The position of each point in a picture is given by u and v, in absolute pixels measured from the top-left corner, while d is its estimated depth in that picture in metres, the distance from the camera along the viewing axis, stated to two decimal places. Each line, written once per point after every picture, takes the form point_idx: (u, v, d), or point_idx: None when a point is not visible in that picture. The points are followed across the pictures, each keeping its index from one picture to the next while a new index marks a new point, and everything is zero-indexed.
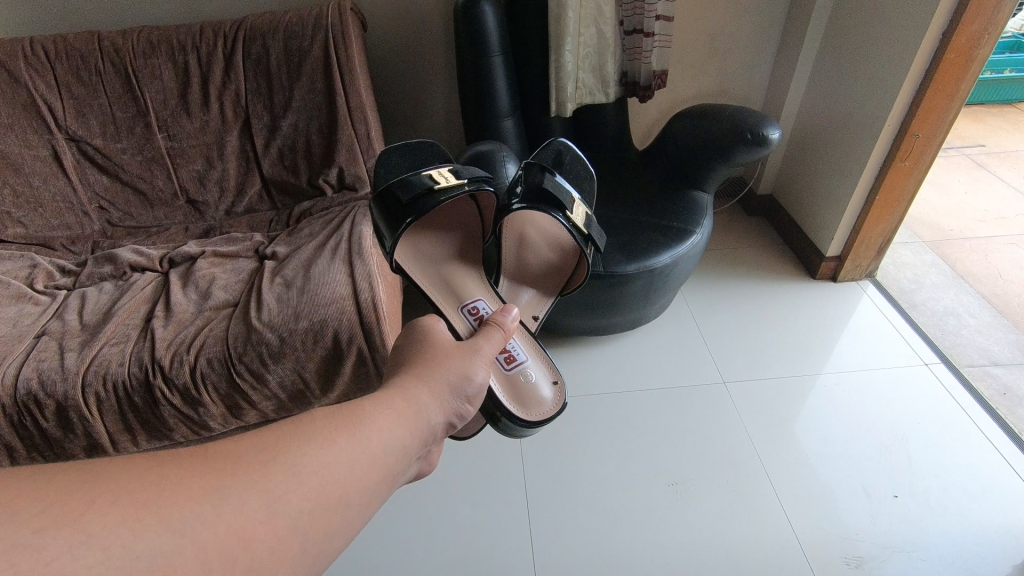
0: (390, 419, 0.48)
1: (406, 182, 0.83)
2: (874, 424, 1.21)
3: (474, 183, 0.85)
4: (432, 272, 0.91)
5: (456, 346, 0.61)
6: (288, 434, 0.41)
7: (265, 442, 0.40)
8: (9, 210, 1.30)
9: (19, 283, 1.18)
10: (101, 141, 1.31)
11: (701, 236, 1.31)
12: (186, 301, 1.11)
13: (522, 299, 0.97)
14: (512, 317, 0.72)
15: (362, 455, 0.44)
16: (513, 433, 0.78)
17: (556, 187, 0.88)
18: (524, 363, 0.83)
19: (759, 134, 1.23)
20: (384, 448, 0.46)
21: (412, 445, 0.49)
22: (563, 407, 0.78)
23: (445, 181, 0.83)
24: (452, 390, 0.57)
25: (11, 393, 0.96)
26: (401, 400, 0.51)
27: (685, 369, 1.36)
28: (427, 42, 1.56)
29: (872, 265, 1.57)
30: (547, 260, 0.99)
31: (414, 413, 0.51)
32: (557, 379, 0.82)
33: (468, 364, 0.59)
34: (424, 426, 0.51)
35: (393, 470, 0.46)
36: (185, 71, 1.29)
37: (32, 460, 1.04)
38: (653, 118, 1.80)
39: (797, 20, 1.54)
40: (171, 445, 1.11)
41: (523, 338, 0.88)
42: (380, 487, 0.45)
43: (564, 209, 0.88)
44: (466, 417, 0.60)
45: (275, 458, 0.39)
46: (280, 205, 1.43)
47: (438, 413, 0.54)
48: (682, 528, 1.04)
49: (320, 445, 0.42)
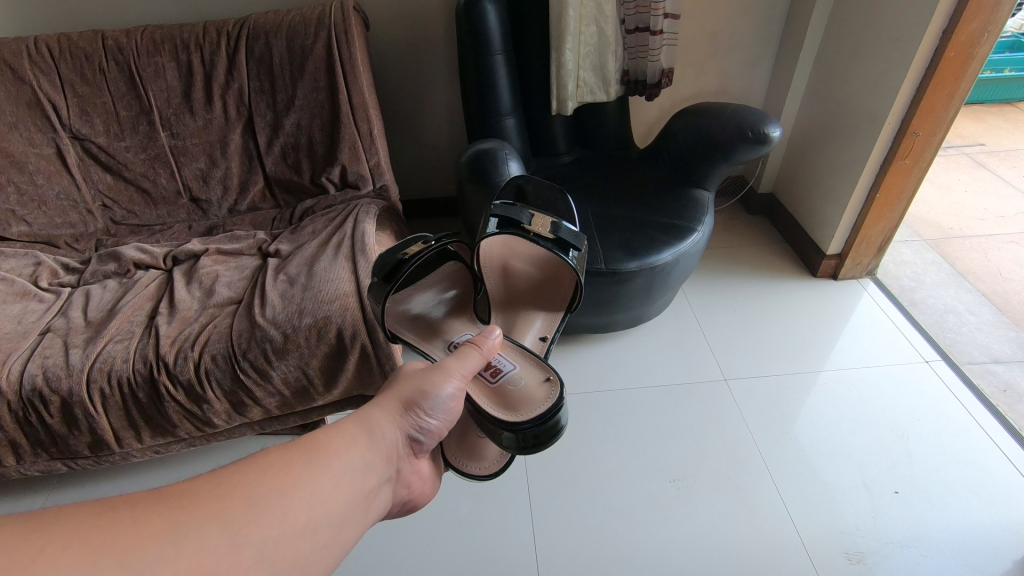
0: (345, 445, 0.54)
1: (381, 262, 0.86)
2: (873, 420, 1.22)
3: (441, 239, 0.88)
4: (420, 322, 0.91)
5: (416, 372, 0.66)
6: (244, 470, 0.46)
7: (220, 479, 0.44)
8: (13, 208, 1.31)
9: (23, 281, 1.19)
10: (105, 139, 1.32)
11: (703, 233, 1.31)
12: (190, 298, 1.12)
13: (534, 325, 0.94)
14: (496, 336, 0.72)
15: (319, 479, 0.49)
16: (534, 448, 0.73)
17: (506, 209, 0.90)
18: (512, 371, 0.81)
19: (760, 132, 1.24)
20: (341, 470, 0.51)
21: (371, 463, 0.55)
22: (558, 397, 0.74)
23: (414, 249, 0.86)
24: (408, 405, 0.62)
25: (16, 389, 0.96)
26: (354, 425, 0.57)
27: (686, 366, 1.37)
28: (428, 41, 1.57)
29: (872, 263, 1.57)
30: (536, 281, 0.95)
31: (366, 434, 0.57)
32: (549, 375, 0.80)
33: (429, 380, 0.63)
34: (382, 448, 0.57)
35: (357, 489, 0.52)
36: (188, 69, 1.29)
37: (37, 456, 1.06)
38: (654, 117, 1.81)
39: (797, 20, 1.55)
40: (175, 441, 1.12)
41: (511, 347, 0.86)
42: (347, 504, 0.50)
43: (520, 225, 0.89)
44: (433, 436, 0.65)
45: (232, 492, 0.44)
46: (283, 204, 1.43)
47: (395, 431, 0.60)
48: (682, 523, 1.05)
49: (276, 476, 0.47)
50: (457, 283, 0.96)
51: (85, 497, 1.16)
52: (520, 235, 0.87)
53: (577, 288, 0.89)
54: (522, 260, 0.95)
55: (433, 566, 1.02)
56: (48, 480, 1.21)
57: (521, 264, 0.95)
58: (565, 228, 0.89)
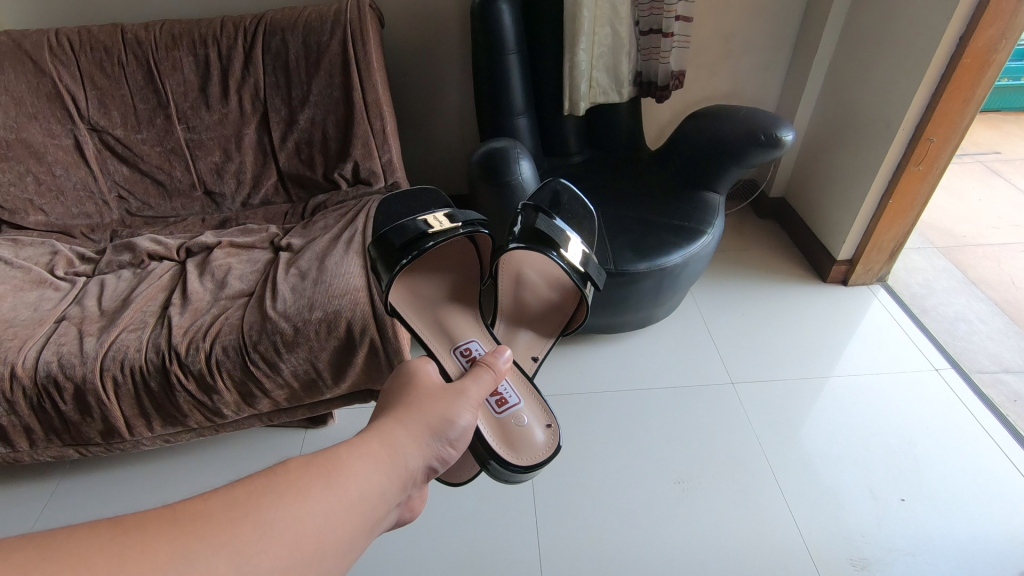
0: (367, 469, 0.49)
1: (401, 228, 0.87)
2: (881, 427, 1.21)
3: (470, 225, 0.88)
4: (428, 316, 0.91)
5: (441, 389, 0.62)
6: (258, 489, 0.42)
7: (236, 498, 0.41)
8: (32, 198, 1.33)
9: (40, 269, 1.21)
10: (122, 132, 1.34)
11: (711, 237, 1.31)
12: (202, 289, 1.13)
13: (520, 341, 0.96)
14: (506, 359, 0.74)
15: (336, 505, 0.45)
16: (507, 479, 0.77)
17: (548, 226, 0.90)
18: (517, 406, 0.83)
19: (773, 136, 1.24)
20: (358, 495, 0.47)
21: (390, 490, 0.51)
22: (556, 449, 0.78)
23: (440, 225, 0.86)
24: (434, 432, 0.58)
25: (31, 375, 0.98)
26: (378, 446, 0.52)
27: (693, 368, 1.37)
28: (443, 39, 1.57)
29: (884, 269, 1.56)
30: (547, 300, 0.97)
31: (391, 459, 0.52)
32: (550, 422, 0.82)
33: (452, 408, 0.60)
34: (402, 472, 0.53)
35: (370, 518, 0.48)
36: (205, 64, 1.31)
37: (50, 442, 1.08)
38: (667, 119, 1.80)
39: (812, 23, 1.54)
40: (185, 430, 1.14)
41: (518, 379, 0.88)
42: (357, 535, 0.46)
43: (556, 246, 0.88)
44: (449, 460, 0.61)
45: (246, 515, 0.40)
46: (296, 198, 1.45)
47: (418, 456, 0.56)
48: (687, 526, 1.05)
49: (293, 497, 0.43)
50: (464, 271, 0.97)
51: (96, 484, 1.18)
52: (553, 257, 0.86)
53: (580, 314, 0.91)
54: (537, 275, 0.97)
55: (436, 562, 1.03)
56: (60, 466, 1.22)
57: (534, 278, 0.97)
58: (591, 263, 0.92)
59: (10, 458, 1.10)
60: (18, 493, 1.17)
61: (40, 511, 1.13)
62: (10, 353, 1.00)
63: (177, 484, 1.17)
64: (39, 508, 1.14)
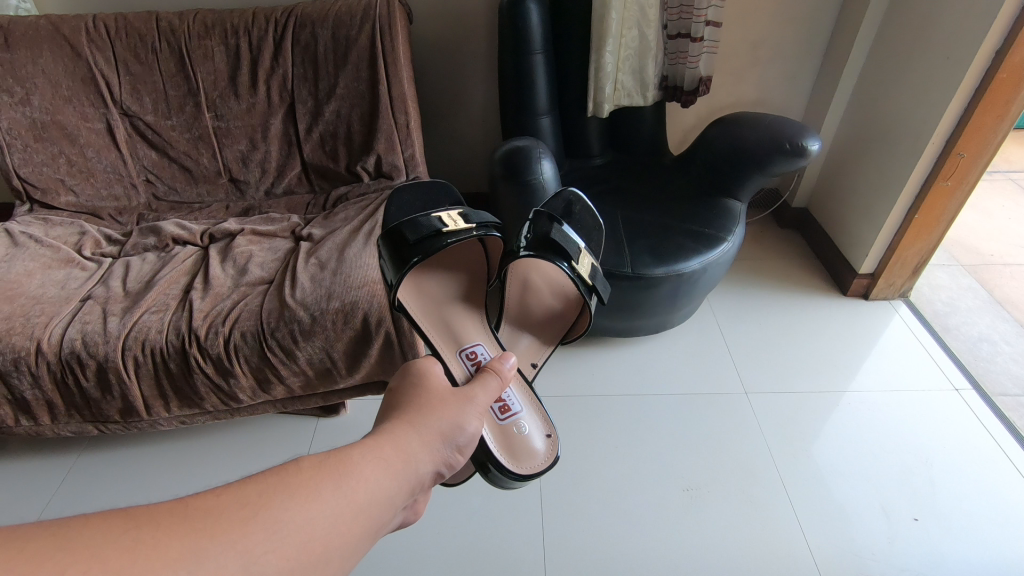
0: (376, 474, 0.49)
1: (416, 223, 0.87)
2: (896, 446, 1.19)
3: (484, 226, 0.89)
4: (434, 315, 0.91)
5: (451, 393, 0.62)
6: (269, 489, 0.42)
7: (247, 498, 0.41)
8: (64, 179, 1.37)
9: (68, 249, 1.24)
10: (152, 117, 1.36)
11: (731, 244, 1.30)
12: (224, 275, 1.15)
13: (521, 345, 0.96)
14: (510, 366, 0.73)
15: (344, 508, 0.45)
16: (501, 487, 0.77)
17: (563, 237, 0.90)
18: (518, 414, 0.83)
19: (798, 145, 1.22)
20: (367, 499, 0.47)
21: (398, 495, 0.51)
22: (555, 460, 0.78)
23: (454, 225, 0.87)
24: (444, 438, 0.58)
25: (56, 351, 1.01)
26: (390, 450, 0.52)
27: (707, 376, 1.36)
28: (470, 36, 1.58)
29: (906, 285, 1.53)
30: (550, 308, 0.98)
31: (403, 464, 0.52)
32: (550, 432, 0.82)
33: (461, 414, 0.60)
34: (411, 476, 0.53)
35: (376, 524, 0.48)
36: (235, 54, 1.32)
37: (71, 418, 1.11)
38: (690, 124, 1.79)
39: (844, 33, 1.52)
40: (200, 412, 1.15)
41: (521, 387, 0.88)
42: (362, 540, 0.46)
43: (569, 258, 0.88)
44: (456, 465, 0.61)
45: (257, 514, 0.40)
46: (318, 189, 1.46)
47: (428, 462, 0.56)
48: (694, 535, 1.04)
49: (303, 498, 0.43)
50: (472, 271, 0.98)
51: (112, 461, 1.21)
52: (566, 269, 0.87)
53: (583, 322, 0.93)
54: (544, 283, 0.98)
55: (441, 556, 1.04)
56: (79, 441, 1.25)
57: (539, 286, 0.99)
58: (598, 279, 0.92)
59: (33, 430, 1.13)
60: (37, 466, 1.20)
61: (58, 484, 1.16)
62: (37, 328, 1.02)
63: (191, 465, 1.19)
64: (56, 482, 1.16)
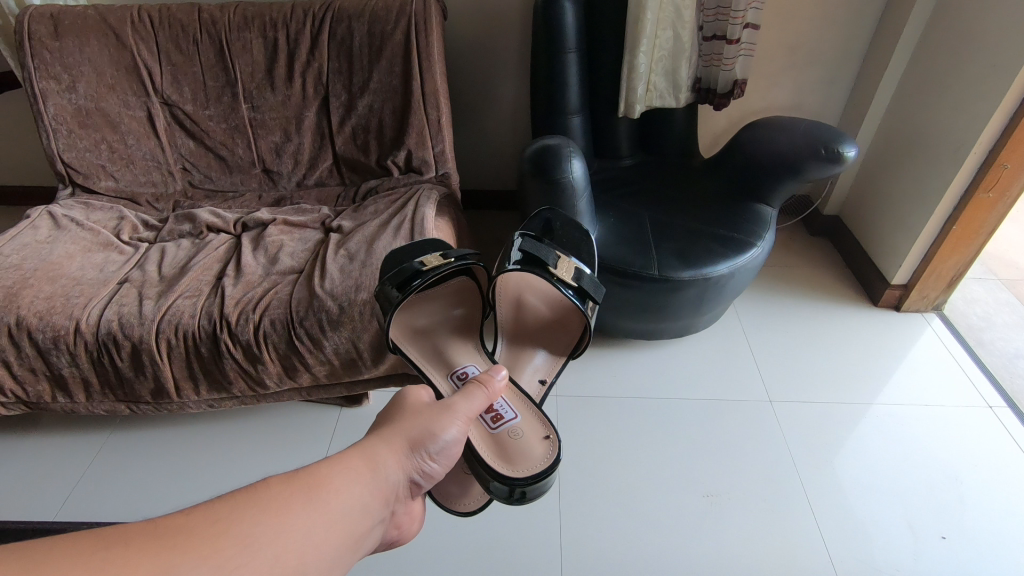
0: (346, 483, 0.53)
1: (399, 270, 0.90)
2: (924, 462, 1.17)
3: (461, 258, 0.91)
4: (428, 347, 0.94)
5: (426, 406, 0.66)
6: (239, 507, 0.45)
7: (217, 514, 0.44)
8: (105, 164, 1.41)
9: (108, 233, 1.28)
10: (191, 107, 1.39)
11: (761, 249, 1.28)
12: (255, 263, 1.17)
13: (535, 364, 0.97)
14: (502, 378, 0.74)
15: (317, 518, 0.48)
16: (521, 500, 0.76)
17: (534, 246, 0.91)
18: (512, 420, 0.84)
19: (834, 150, 1.20)
20: (340, 511, 0.50)
21: (372, 504, 0.54)
22: (556, 458, 0.77)
23: (433, 262, 0.90)
24: (415, 447, 0.61)
25: (93, 331, 1.04)
26: (360, 462, 0.56)
27: (728, 382, 1.35)
28: (503, 34, 1.58)
29: (941, 298, 1.49)
30: (548, 322, 0.98)
31: (371, 473, 0.56)
32: (548, 433, 0.82)
33: (434, 422, 0.63)
34: (383, 485, 0.56)
35: (352, 533, 0.51)
36: (273, 46, 1.34)
37: (104, 397, 1.14)
38: (722, 127, 1.76)
39: (884, 38, 1.49)
40: (228, 397, 1.18)
41: (514, 393, 0.88)
42: (339, 548, 0.49)
43: (544, 263, 0.89)
44: (432, 474, 0.64)
45: (229, 529, 0.43)
46: (348, 182, 1.48)
47: (398, 471, 0.59)
48: (713, 540, 1.04)
49: (273, 511, 0.46)
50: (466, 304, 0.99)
51: (141, 440, 1.24)
52: (543, 277, 0.88)
53: (586, 332, 0.93)
54: (536, 297, 0.99)
55: (457, 549, 1.05)
56: (111, 420, 1.29)
57: (534, 301, 0.99)
58: (586, 278, 0.91)
59: (68, 407, 1.16)
60: (70, 443, 1.24)
61: (91, 460, 1.20)
62: (76, 309, 1.06)
63: (216, 449, 1.22)
64: (89, 458, 1.20)
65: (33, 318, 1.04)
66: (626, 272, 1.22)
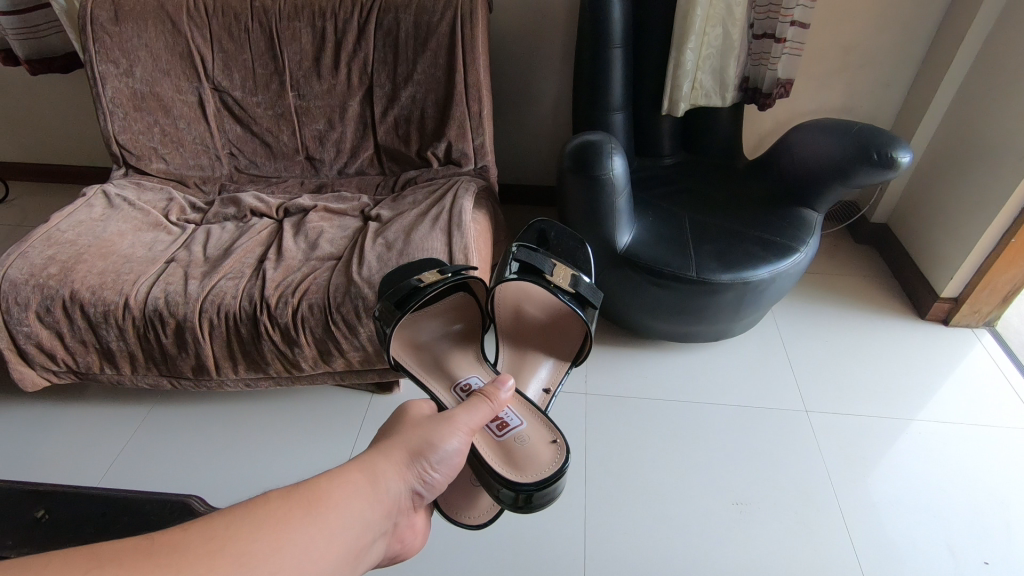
0: (346, 498, 0.53)
1: (396, 287, 0.89)
2: (969, 484, 1.12)
3: (458, 273, 0.90)
4: (429, 362, 0.91)
5: (428, 416, 0.66)
6: (239, 521, 0.45)
7: (215, 529, 0.43)
8: (156, 147, 1.46)
9: (157, 213, 1.32)
10: (240, 93, 1.42)
11: (804, 255, 1.25)
12: (296, 248, 1.20)
13: (540, 375, 0.95)
14: (506, 390, 0.73)
15: (316, 533, 0.48)
16: (532, 508, 0.73)
17: (529, 256, 0.91)
18: (518, 427, 0.82)
19: (887, 155, 1.15)
20: (339, 526, 0.50)
21: (372, 517, 0.54)
22: (563, 462, 0.75)
23: (430, 278, 0.89)
24: (416, 457, 0.61)
25: (141, 307, 1.08)
26: (361, 474, 0.56)
27: (763, 390, 1.32)
28: (548, 27, 1.58)
29: (993, 314, 1.43)
30: (550, 330, 0.98)
31: (371, 485, 0.56)
32: (556, 438, 0.80)
33: (437, 432, 0.63)
34: (382, 496, 0.56)
35: (351, 548, 0.51)
36: (322, 35, 1.36)
37: (149, 371, 1.18)
38: (767, 128, 1.72)
39: (946, 40, 1.43)
40: (265, 378, 1.20)
41: (519, 400, 0.87)
42: (337, 565, 0.49)
43: (540, 271, 0.90)
44: (434, 485, 0.64)
45: (225, 546, 0.42)
46: (388, 171, 1.50)
47: (399, 482, 0.59)
48: (742, 547, 1.02)
49: (272, 527, 0.46)
50: (467, 319, 0.98)
51: (179, 416, 1.28)
52: (540, 285, 0.88)
53: (588, 340, 0.91)
54: (534, 306, 0.99)
55: (479, 541, 1.05)
56: (152, 394, 1.34)
57: (532, 310, 0.99)
58: (584, 283, 0.91)
59: (114, 379, 1.21)
60: (113, 414, 1.29)
61: (132, 432, 1.24)
62: (126, 285, 1.10)
63: (249, 428, 1.25)
64: (130, 430, 1.25)
65: (85, 292, 1.08)
66: (663, 274, 1.20)
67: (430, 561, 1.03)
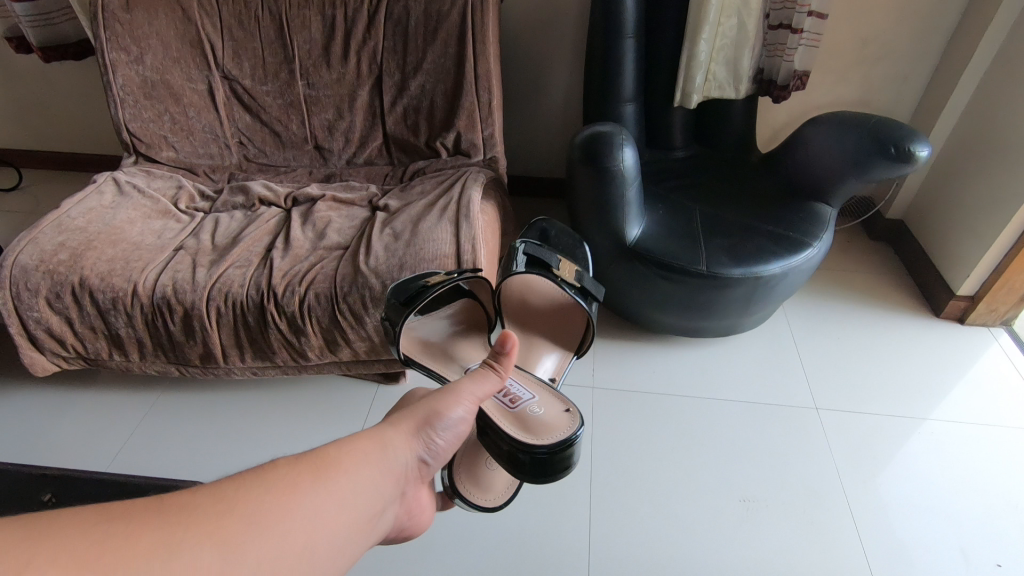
0: (356, 464, 0.52)
1: (403, 289, 0.88)
2: (983, 485, 1.10)
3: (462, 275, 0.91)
4: (438, 353, 0.89)
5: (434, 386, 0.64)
6: (246, 485, 0.45)
7: (223, 492, 0.43)
8: (166, 135, 1.46)
9: (166, 201, 1.32)
10: (250, 82, 1.42)
11: (817, 250, 1.23)
12: (303, 237, 1.19)
13: (548, 365, 0.92)
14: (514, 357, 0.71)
15: (326, 499, 0.47)
16: (549, 471, 0.72)
17: (534, 250, 0.91)
18: (530, 400, 0.81)
19: (905, 149, 1.13)
20: (349, 493, 0.50)
21: (381, 486, 0.53)
22: (578, 425, 0.74)
23: (436, 279, 0.89)
24: (424, 426, 0.60)
25: (149, 295, 1.08)
26: (370, 443, 0.55)
27: (773, 387, 1.30)
28: (559, 17, 1.56)
29: (1011, 312, 1.40)
30: (553, 325, 0.97)
31: (378, 454, 0.55)
32: (568, 408, 0.80)
33: (442, 401, 0.62)
34: (390, 466, 0.55)
35: (360, 517, 0.50)
36: (331, 24, 1.35)
37: (157, 359, 1.19)
38: (781, 121, 1.69)
39: (968, 32, 1.40)
40: (271, 367, 1.21)
41: (528, 377, 0.86)
42: (347, 531, 0.48)
43: (546, 263, 0.89)
44: (441, 455, 0.63)
45: (233, 507, 0.42)
46: (397, 162, 1.49)
47: (407, 452, 0.58)
48: (750, 546, 1.01)
49: (281, 491, 0.45)
50: (471, 321, 0.97)
51: (186, 403, 1.29)
52: (546, 276, 0.88)
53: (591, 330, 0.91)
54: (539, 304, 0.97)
55: (484, 532, 1.05)
56: (160, 382, 1.34)
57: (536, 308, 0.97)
58: (588, 278, 0.91)
59: (123, 366, 1.22)
60: (121, 401, 1.29)
61: (140, 419, 1.25)
62: (134, 272, 1.10)
63: (255, 417, 1.25)
64: (137, 417, 1.26)
65: (94, 279, 1.09)
66: (673, 268, 1.18)
67: (434, 551, 1.02)
